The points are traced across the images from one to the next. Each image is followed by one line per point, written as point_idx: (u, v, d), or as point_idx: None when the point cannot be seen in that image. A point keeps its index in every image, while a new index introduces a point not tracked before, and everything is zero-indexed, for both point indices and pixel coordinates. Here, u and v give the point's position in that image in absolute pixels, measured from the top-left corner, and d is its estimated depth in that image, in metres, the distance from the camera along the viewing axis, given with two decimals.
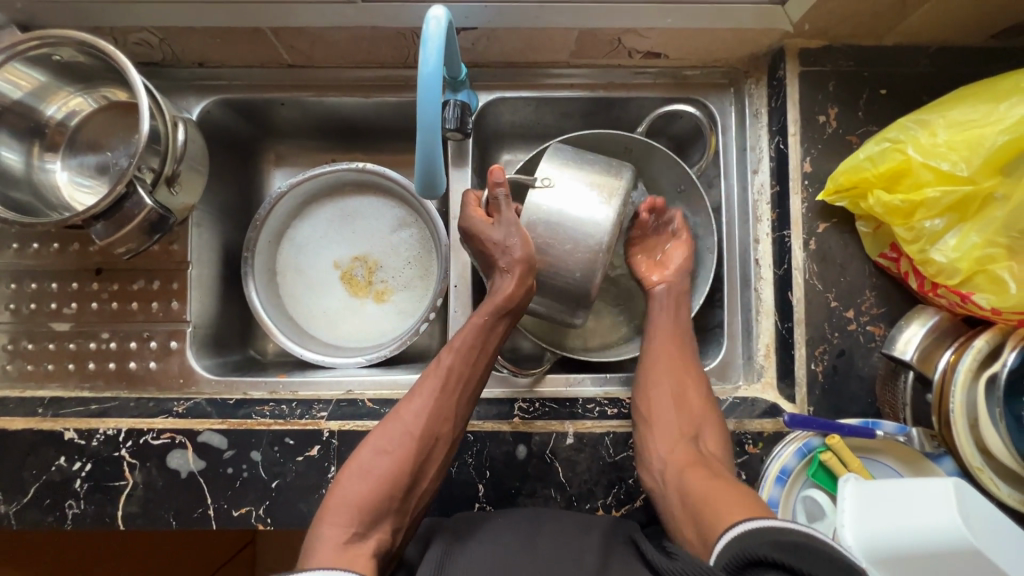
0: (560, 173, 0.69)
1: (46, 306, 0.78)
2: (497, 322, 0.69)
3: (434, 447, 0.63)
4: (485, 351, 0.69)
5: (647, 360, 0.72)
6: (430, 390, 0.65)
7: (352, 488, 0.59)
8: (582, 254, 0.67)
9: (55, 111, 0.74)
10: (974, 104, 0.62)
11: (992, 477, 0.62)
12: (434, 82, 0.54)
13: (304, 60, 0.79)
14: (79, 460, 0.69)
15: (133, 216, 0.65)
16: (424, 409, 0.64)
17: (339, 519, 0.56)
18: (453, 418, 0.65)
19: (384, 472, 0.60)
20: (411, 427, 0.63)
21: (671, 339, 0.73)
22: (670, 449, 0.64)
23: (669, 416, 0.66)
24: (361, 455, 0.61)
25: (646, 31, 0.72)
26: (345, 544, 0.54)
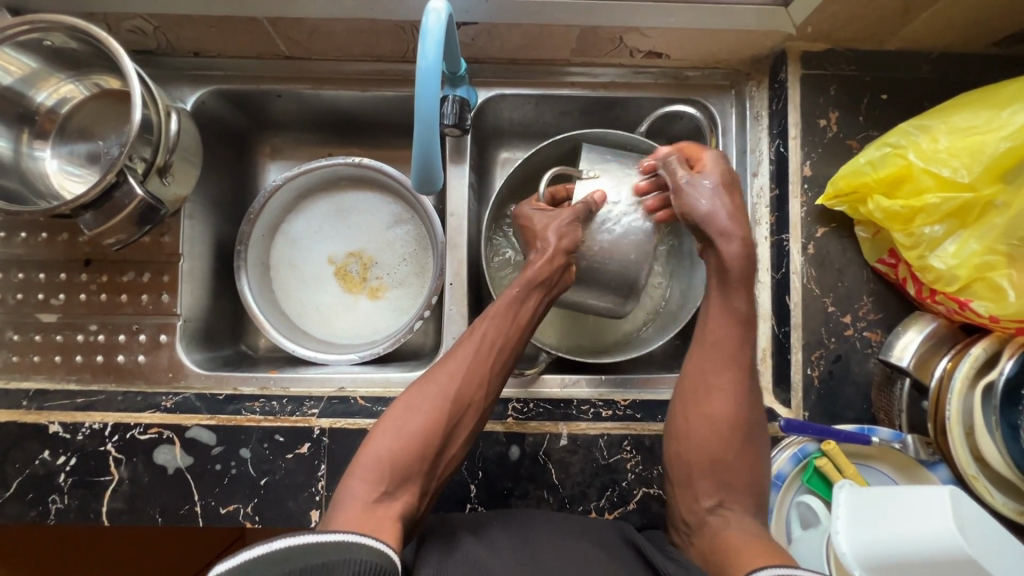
0: (603, 166, 0.73)
1: (33, 296, 0.76)
2: (531, 293, 0.68)
3: (465, 414, 0.62)
4: (519, 323, 0.67)
5: (687, 403, 0.65)
6: (464, 355, 0.64)
7: (384, 445, 0.58)
8: (632, 239, 0.70)
9: (45, 97, 0.72)
10: (976, 110, 0.62)
11: (986, 486, 0.62)
12: (433, 76, 0.53)
13: (302, 52, 0.78)
14: (64, 454, 0.68)
15: (123, 207, 0.64)
16: (458, 372, 0.63)
17: (368, 475, 0.55)
18: (486, 386, 0.64)
19: (416, 431, 0.59)
20: (445, 390, 0.62)
21: (718, 382, 0.64)
22: (694, 508, 0.60)
23: (699, 476, 0.61)
24: (393, 414, 0.61)
25: (649, 31, 0.71)
26: (373, 504, 0.53)
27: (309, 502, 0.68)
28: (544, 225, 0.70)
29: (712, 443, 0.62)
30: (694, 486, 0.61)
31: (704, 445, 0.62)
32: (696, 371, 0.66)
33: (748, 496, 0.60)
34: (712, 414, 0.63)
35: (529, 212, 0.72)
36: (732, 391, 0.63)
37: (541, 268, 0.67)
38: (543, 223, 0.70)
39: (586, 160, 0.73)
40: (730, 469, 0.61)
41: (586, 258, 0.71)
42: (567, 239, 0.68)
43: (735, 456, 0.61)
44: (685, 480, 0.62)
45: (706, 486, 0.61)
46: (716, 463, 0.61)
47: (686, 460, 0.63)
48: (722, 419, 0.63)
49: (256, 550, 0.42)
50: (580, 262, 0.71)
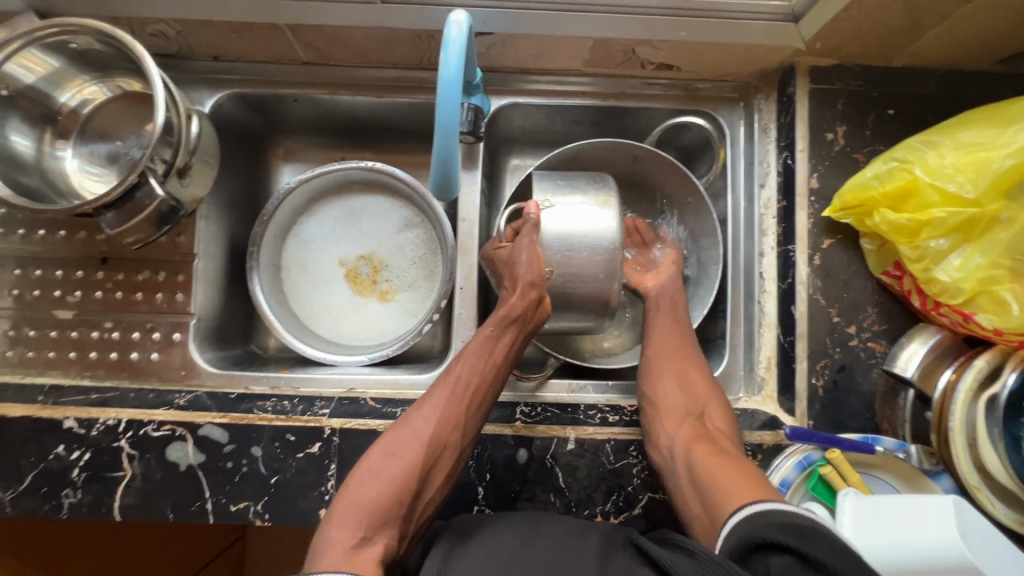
0: (555, 191, 0.72)
1: (50, 293, 0.77)
2: (506, 330, 0.70)
3: (441, 456, 0.63)
4: (493, 360, 0.69)
5: (661, 344, 0.73)
6: (439, 397, 0.66)
7: (362, 490, 0.59)
8: (600, 259, 0.69)
9: (68, 98, 0.73)
10: (981, 127, 0.63)
11: (989, 496, 0.63)
12: (454, 85, 0.54)
13: (319, 58, 0.80)
14: (78, 449, 0.69)
15: (143, 207, 0.65)
16: (433, 414, 0.65)
17: (348, 522, 0.56)
18: (462, 426, 0.65)
19: (393, 475, 0.60)
20: (421, 433, 0.63)
21: (681, 327, 0.74)
22: (676, 428, 0.65)
23: (676, 400, 0.68)
24: (371, 458, 0.62)
25: (660, 43, 0.72)
26: (352, 549, 0.54)
27: (319, 501, 0.69)
28: (508, 259, 0.70)
29: (681, 368, 0.71)
30: (670, 417, 0.67)
31: (676, 374, 0.70)
32: (668, 316, 0.75)
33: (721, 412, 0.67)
34: (678, 350, 0.72)
35: (492, 253, 0.73)
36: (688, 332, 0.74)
37: (514, 304, 0.68)
38: (506, 260, 0.71)
39: (538, 192, 0.72)
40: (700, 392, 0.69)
41: (558, 285, 0.70)
42: (528, 270, 0.68)
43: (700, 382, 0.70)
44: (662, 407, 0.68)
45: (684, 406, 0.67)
46: (688, 389, 0.69)
47: (660, 393, 0.69)
48: (687, 351, 0.72)
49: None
50: (553, 290, 0.70)
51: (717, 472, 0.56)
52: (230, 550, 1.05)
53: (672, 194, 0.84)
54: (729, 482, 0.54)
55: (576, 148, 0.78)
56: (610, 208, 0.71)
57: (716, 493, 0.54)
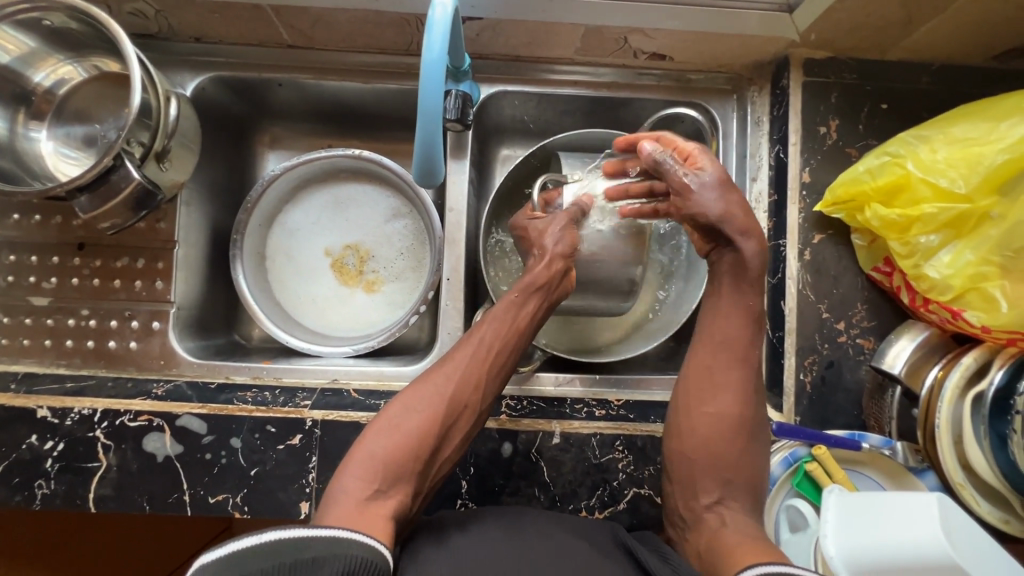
0: (585, 168, 0.76)
1: (25, 279, 0.75)
2: (531, 296, 0.68)
3: (460, 416, 0.62)
4: (516, 327, 0.67)
5: (690, 413, 0.64)
6: (462, 358, 0.64)
7: (378, 443, 0.58)
8: (629, 235, 0.72)
9: (43, 78, 0.71)
10: (976, 121, 0.62)
11: (973, 494, 0.63)
12: (437, 69, 0.52)
13: (305, 41, 0.78)
14: (51, 439, 0.67)
15: (119, 190, 0.63)
16: (455, 373, 0.63)
17: (363, 473, 0.55)
18: (483, 388, 0.64)
19: (411, 430, 0.59)
20: (442, 390, 0.62)
21: (722, 384, 0.64)
22: (692, 509, 0.60)
23: (703, 475, 0.61)
24: (390, 411, 0.61)
25: (653, 32, 0.71)
26: (366, 501, 0.53)
27: (299, 493, 0.67)
28: (539, 229, 0.71)
29: (714, 441, 0.62)
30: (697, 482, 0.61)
31: (705, 443, 0.62)
32: (708, 375, 0.64)
33: (749, 496, 0.60)
34: (712, 420, 0.62)
35: (524, 221, 0.73)
36: (736, 393, 0.63)
37: (539, 271, 0.67)
38: (538, 231, 0.71)
39: (567, 167, 0.76)
40: (734, 467, 0.61)
41: (585, 261, 0.72)
42: (560, 243, 0.68)
43: (736, 455, 0.61)
44: (687, 478, 0.62)
45: (709, 484, 0.60)
46: (719, 464, 0.61)
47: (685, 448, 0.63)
48: (725, 417, 0.62)
49: (241, 543, 0.43)
50: (580, 264, 0.73)
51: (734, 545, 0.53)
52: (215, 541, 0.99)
53: None
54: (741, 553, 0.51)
55: (567, 138, 0.77)
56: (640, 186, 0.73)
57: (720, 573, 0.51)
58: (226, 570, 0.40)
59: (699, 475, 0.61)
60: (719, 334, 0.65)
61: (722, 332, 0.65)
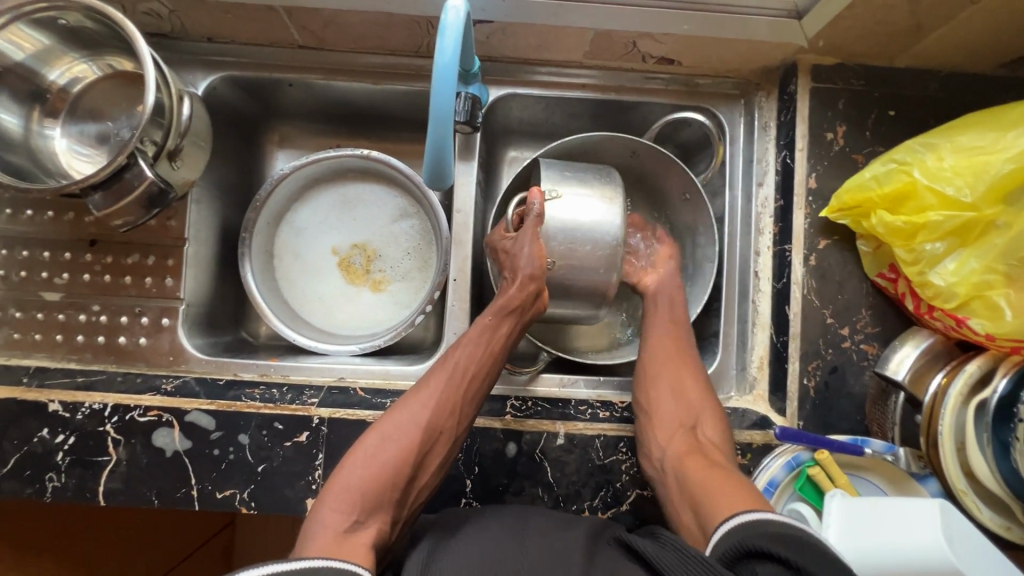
0: (563, 181, 0.71)
1: (37, 274, 0.76)
2: (504, 320, 0.69)
3: (437, 440, 0.63)
4: (490, 351, 0.69)
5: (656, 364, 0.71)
6: (437, 381, 0.65)
7: (354, 473, 0.58)
8: (601, 253, 0.69)
9: (58, 75, 0.72)
10: (984, 131, 0.62)
11: (975, 501, 0.63)
12: (449, 73, 0.53)
13: (315, 42, 0.79)
14: (62, 432, 0.68)
15: (132, 189, 0.64)
16: (431, 399, 0.64)
17: (339, 505, 0.55)
18: (458, 413, 0.65)
19: (387, 459, 0.59)
20: (418, 417, 0.63)
21: (672, 336, 0.73)
22: (669, 439, 0.65)
23: (672, 409, 0.67)
24: (366, 441, 0.61)
25: (662, 37, 0.72)
26: (347, 531, 0.53)
27: (306, 490, 0.68)
28: (511, 248, 0.69)
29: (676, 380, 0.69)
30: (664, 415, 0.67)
31: (671, 380, 0.69)
32: (661, 332, 0.73)
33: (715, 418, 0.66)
34: (668, 362, 0.71)
35: (497, 242, 0.72)
36: (683, 342, 0.73)
37: (512, 295, 0.68)
38: (507, 251, 0.70)
39: (545, 181, 0.71)
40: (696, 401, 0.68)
41: (559, 277, 0.71)
42: (530, 263, 0.67)
43: (695, 387, 0.69)
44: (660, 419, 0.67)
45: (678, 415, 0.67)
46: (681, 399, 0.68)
47: (654, 402, 0.68)
48: (678, 360, 0.71)
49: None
50: (553, 282, 0.71)
51: (710, 481, 0.57)
52: (198, 555, 1.00)
53: (670, 190, 0.83)
54: (722, 494, 0.54)
55: (568, 144, 0.78)
56: (615, 204, 0.70)
57: (704, 507, 0.54)
58: None
59: (670, 421, 0.66)
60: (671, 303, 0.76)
61: (664, 301, 0.76)
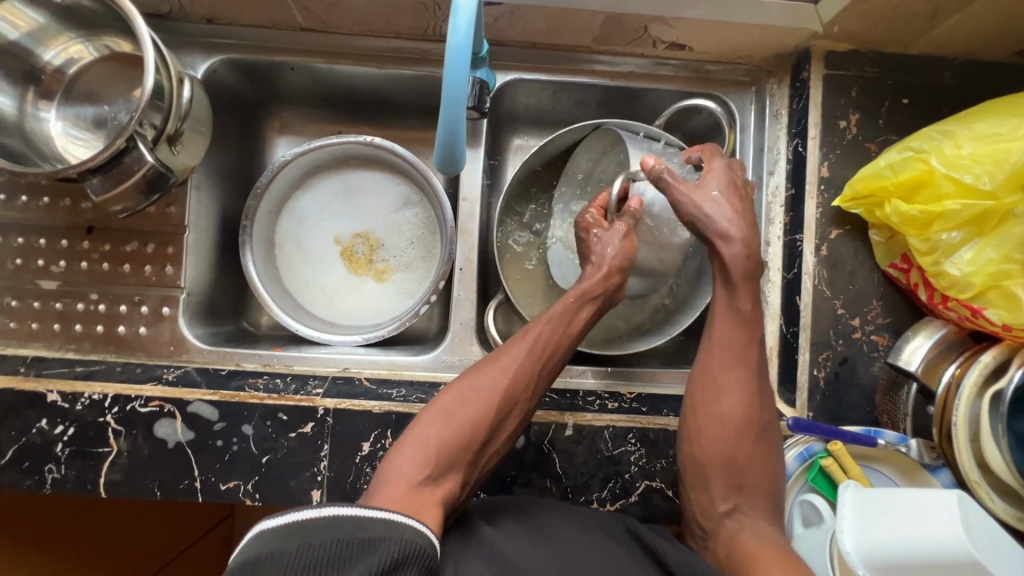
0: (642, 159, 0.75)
1: (33, 262, 0.75)
2: (585, 304, 0.68)
3: (512, 410, 0.62)
4: (569, 332, 0.67)
5: (708, 389, 0.65)
6: (517, 351, 0.64)
7: (431, 430, 0.57)
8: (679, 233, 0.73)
9: (53, 56, 0.70)
10: (1003, 117, 0.61)
11: (988, 491, 0.62)
12: (463, 53, 0.51)
13: (318, 24, 0.77)
14: (61, 423, 0.67)
15: (131, 173, 0.62)
16: (512, 367, 0.63)
17: (415, 457, 0.55)
18: (532, 387, 0.64)
19: (465, 419, 0.59)
20: (497, 384, 0.61)
21: (729, 386, 0.64)
22: (715, 480, 0.62)
23: (717, 483, 0.62)
24: (444, 400, 0.61)
25: (674, 21, 0.70)
26: (420, 484, 0.53)
27: (311, 482, 0.67)
28: (597, 240, 0.70)
29: (726, 447, 0.62)
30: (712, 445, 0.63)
31: (723, 445, 0.63)
32: (715, 351, 0.65)
33: (763, 500, 0.61)
34: (721, 418, 0.63)
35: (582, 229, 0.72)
36: (742, 397, 0.64)
37: (596, 281, 0.68)
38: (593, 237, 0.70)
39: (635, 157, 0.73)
40: (746, 473, 0.62)
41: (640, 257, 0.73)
42: (620, 256, 0.68)
43: (750, 454, 0.62)
44: (700, 486, 0.62)
45: (722, 492, 0.62)
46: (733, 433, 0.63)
47: (704, 430, 0.63)
48: (735, 420, 0.63)
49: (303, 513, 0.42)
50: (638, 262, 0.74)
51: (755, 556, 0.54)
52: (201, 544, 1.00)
53: None
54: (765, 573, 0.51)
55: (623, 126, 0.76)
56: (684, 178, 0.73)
57: None
58: (288, 537, 0.40)
59: (718, 454, 0.62)
60: (723, 340, 0.65)
61: (724, 340, 0.65)
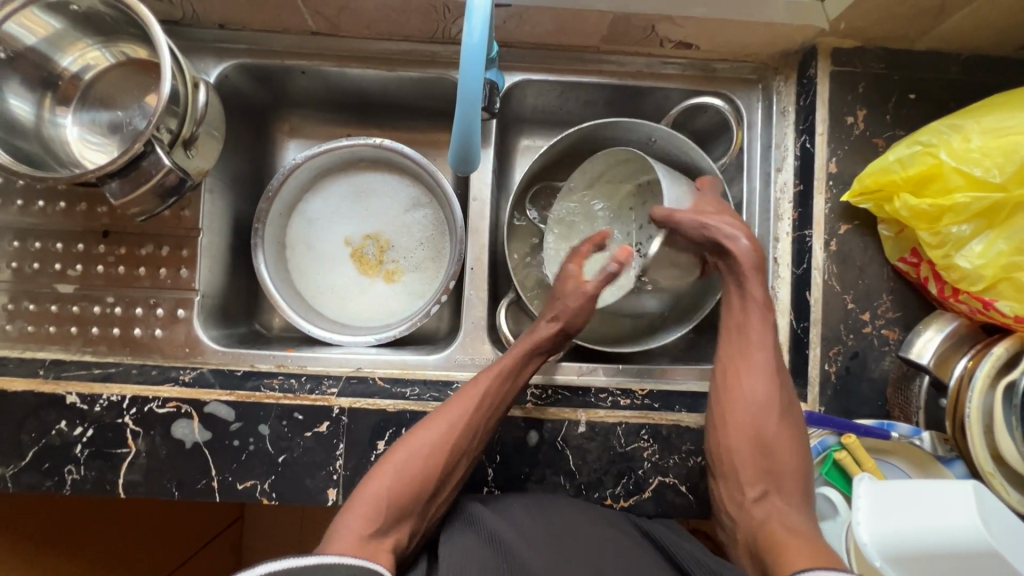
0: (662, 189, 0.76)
1: (51, 266, 0.76)
2: (530, 359, 0.69)
3: (460, 461, 0.62)
4: (515, 382, 0.67)
5: (730, 379, 0.65)
6: (470, 402, 0.64)
7: (381, 484, 0.57)
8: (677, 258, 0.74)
9: (70, 62, 0.71)
10: (1011, 111, 0.61)
11: (1003, 482, 0.62)
12: (478, 54, 0.51)
13: (329, 28, 0.77)
14: (81, 425, 0.68)
15: (150, 176, 0.63)
16: (464, 418, 0.63)
17: (366, 511, 0.55)
18: (479, 435, 0.64)
19: (415, 473, 0.59)
20: (445, 438, 0.61)
21: (756, 370, 0.64)
22: (743, 468, 0.61)
23: (747, 469, 0.61)
24: (395, 454, 0.60)
25: (681, 20, 0.71)
26: (371, 537, 0.53)
27: (327, 480, 0.68)
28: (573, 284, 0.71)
29: (750, 431, 0.62)
30: (734, 428, 0.63)
31: (748, 427, 0.63)
32: (739, 340, 0.67)
33: (795, 487, 0.60)
34: (748, 401, 0.63)
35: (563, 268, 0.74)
36: (769, 381, 0.64)
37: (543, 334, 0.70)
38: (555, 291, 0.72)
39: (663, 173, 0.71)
40: (776, 457, 0.61)
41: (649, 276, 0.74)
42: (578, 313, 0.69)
43: (779, 435, 0.62)
44: (728, 473, 0.62)
45: (750, 477, 0.61)
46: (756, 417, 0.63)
47: (731, 417, 0.64)
48: (761, 402, 0.63)
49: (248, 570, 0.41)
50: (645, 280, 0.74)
51: (783, 541, 0.53)
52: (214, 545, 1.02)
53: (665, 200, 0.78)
54: (796, 549, 0.51)
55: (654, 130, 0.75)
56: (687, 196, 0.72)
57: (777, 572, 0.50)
58: None
59: (744, 439, 0.62)
60: (744, 328, 0.67)
61: (745, 327, 0.67)
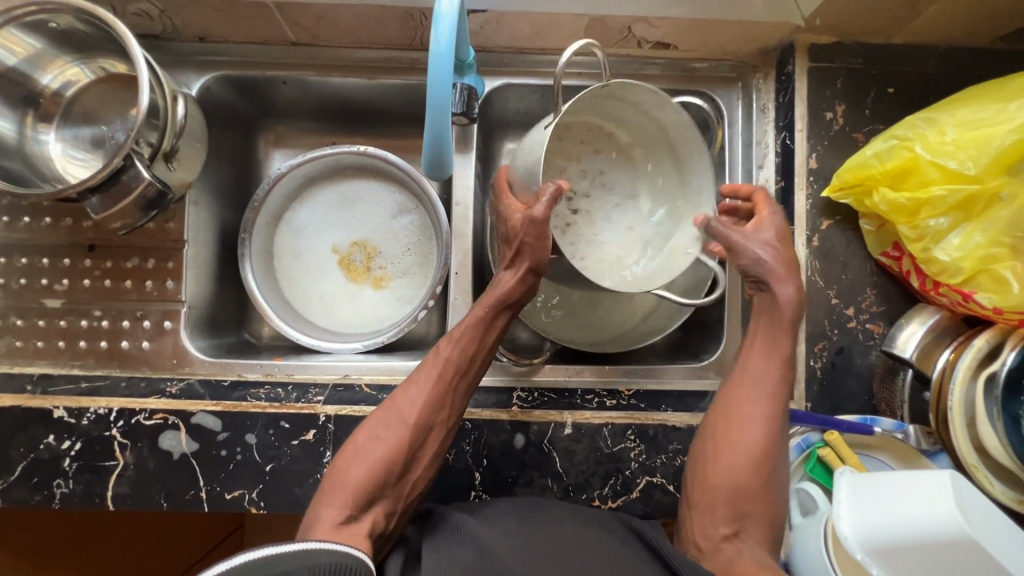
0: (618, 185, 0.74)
1: (37, 282, 0.76)
2: (500, 313, 0.66)
3: (428, 436, 0.62)
4: (485, 345, 0.66)
5: (729, 418, 0.63)
6: (427, 376, 0.63)
7: (350, 471, 0.58)
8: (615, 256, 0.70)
9: (50, 80, 0.71)
10: (983, 103, 0.61)
11: (987, 475, 0.63)
12: (446, 61, 0.52)
13: (308, 38, 0.78)
14: (69, 439, 0.68)
15: (130, 190, 0.63)
16: (419, 396, 0.62)
17: (336, 501, 0.56)
18: (448, 407, 0.63)
19: (377, 456, 0.59)
20: (406, 414, 0.61)
21: (755, 415, 0.62)
22: (718, 501, 0.60)
23: (719, 504, 0.60)
24: (357, 441, 0.61)
25: (657, 21, 0.71)
26: (341, 524, 0.54)
27: (315, 488, 0.68)
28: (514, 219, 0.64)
29: (737, 474, 0.60)
30: (722, 470, 0.61)
31: (735, 471, 0.61)
32: (741, 381, 0.64)
33: (763, 531, 0.60)
34: (741, 446, 0.61)
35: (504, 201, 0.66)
36: (767, 429, 0.62)
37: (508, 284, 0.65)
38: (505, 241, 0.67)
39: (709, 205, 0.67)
40: (751, 502, 0.60)
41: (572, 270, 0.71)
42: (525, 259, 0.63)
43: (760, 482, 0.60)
44: (703, 506, 0.61)
45: (726, 515, 0.60)
46: (746, 462, 0.61)
47: (723, 457, 0.61)
48: (754, 448, 0.61)
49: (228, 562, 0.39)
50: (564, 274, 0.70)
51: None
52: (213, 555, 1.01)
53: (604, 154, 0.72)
54: None
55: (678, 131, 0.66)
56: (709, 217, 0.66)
57: None
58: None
59: (728, 480, 0.60)
60: (754, 371, 0.64)
61: (761, 372, 0.64)
